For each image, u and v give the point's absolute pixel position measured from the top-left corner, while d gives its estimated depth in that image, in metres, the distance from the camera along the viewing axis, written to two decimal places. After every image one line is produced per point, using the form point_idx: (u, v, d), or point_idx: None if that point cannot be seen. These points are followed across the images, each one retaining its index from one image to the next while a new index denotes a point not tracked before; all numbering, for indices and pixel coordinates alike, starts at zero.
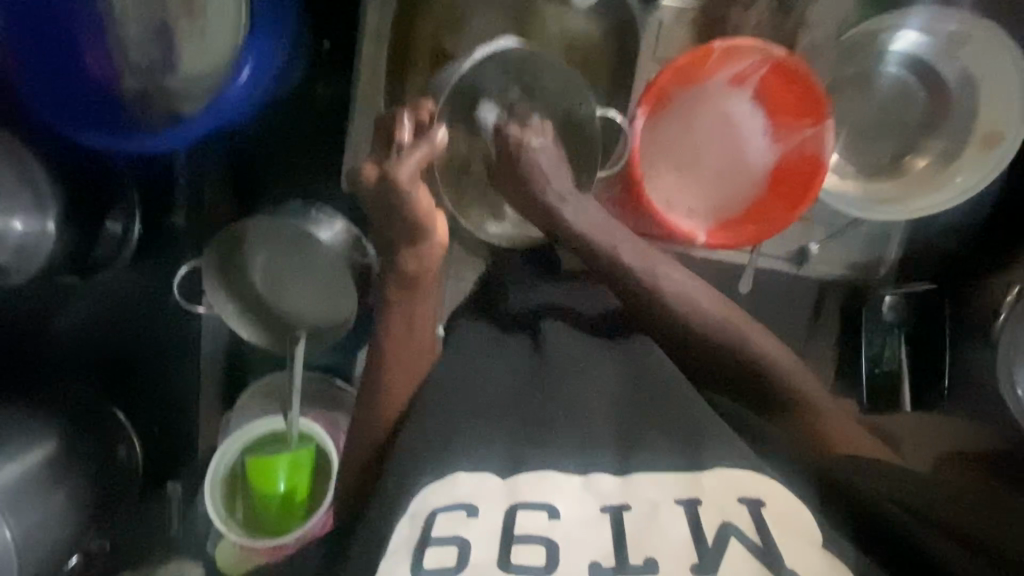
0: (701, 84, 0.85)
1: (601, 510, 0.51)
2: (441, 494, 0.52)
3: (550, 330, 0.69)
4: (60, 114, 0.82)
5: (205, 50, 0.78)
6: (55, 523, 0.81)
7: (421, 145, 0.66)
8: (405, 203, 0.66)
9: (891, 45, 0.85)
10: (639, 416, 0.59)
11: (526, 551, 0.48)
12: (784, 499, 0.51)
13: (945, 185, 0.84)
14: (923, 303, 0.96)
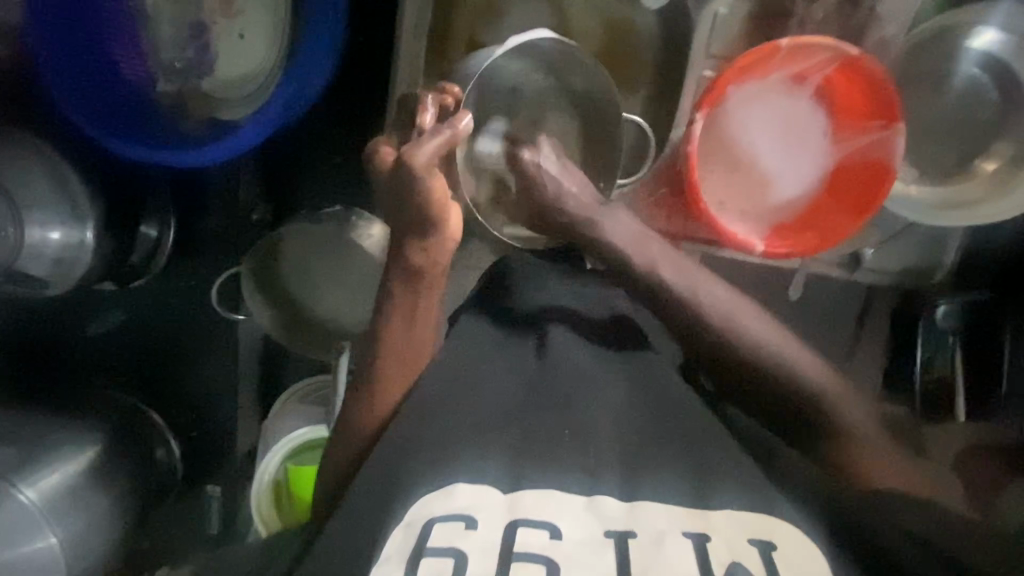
0: (761, 80, 0.80)
1: (604, 535, 0.48)
2: (438, 504, 0.50)
3: (558, 335, 0.64)
4: (92, 118, 0.80)
5: (243, 54, 0.82)
6: (99, 525, 0.85)
7: (443, 129, 0.64)
8: (422, 191, 0.64)
9: (968, 41, 0.79)
10: (652, 433, 0.57)
11: (525, 572, 0.45)
12: (797, 540, 0.49)
13: (1017, 189, 0.79)
14: (981, 314, 0.90)
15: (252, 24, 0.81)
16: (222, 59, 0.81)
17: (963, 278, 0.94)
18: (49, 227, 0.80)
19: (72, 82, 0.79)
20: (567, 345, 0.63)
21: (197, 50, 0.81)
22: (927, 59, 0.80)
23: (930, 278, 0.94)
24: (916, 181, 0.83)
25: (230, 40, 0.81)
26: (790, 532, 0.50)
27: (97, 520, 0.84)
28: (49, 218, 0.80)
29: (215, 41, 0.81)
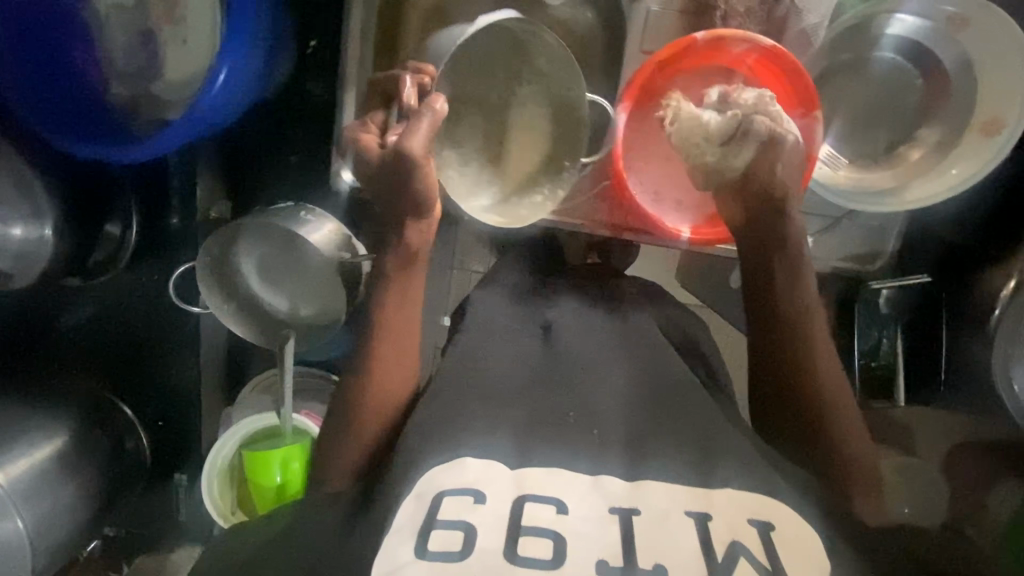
0: (687, 75, 0.85)
1: (609, 511, 0.55)
2: (449, 476, 0.57)
3: (560, 329, 0.75)
4: (51, 124, 0.82)
5: (188, 57, 0.79)
6: (63, 516, 0.88)
7: (426, 113, 0.72)
8: (418, 177, 0.73)
9: (886, 29, 0.84)
10: (646, 420, 0.65)
11: (532, 544, 0.52)
12: (793, 523, 0.55)
13: (939, 177, 0.84)
14: (921, 300, 0.96)
15: (193, 28, 0.77)
16: (169, 64, 0.80)
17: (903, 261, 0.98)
18: (10, 224, 0.80)
19: (30, 79, 0.81)
20: (567, 335, 0.75)
21: (148, 55, 0.80)
22: (852, 49, 0.85)
23: (870, 264, 0.97)
24: (845, 167, 0.88)
25: (177, 47, 0.79)
26: (787, 518, 0.56)
27: (67, 506, 0.88)
28: (9, 214, 0.81)
29: (162, 43, 0.79)
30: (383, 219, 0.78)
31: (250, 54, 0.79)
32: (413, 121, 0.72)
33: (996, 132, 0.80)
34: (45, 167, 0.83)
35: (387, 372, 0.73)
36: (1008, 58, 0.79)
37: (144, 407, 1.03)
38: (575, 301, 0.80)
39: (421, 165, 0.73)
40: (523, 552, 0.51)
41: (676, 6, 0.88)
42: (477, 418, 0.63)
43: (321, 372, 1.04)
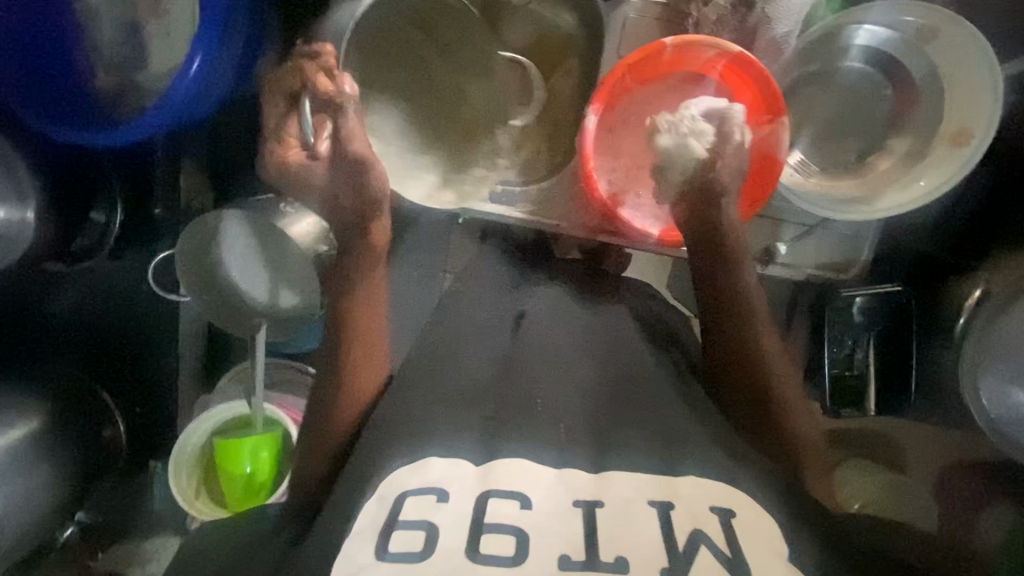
0: (660, 79, 0.87)
1: (573, 504, 0.54)
2: (413, 478, 0.57)
3: (533, 316, 0.76)
4: (35, 108, 0.84)
5: (172, 50, 0.82)
6: (37, 495, 0.89)
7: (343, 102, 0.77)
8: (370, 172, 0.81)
9: (853, 40, 0.85)
10: (611, 413, 0.65)
11: (497, 542, 0.51)
12: (752, 507, 0.56)
13: (907, 187, 0.84)
14: (894, 312, 0.92)
15: (177, 23, 0.82)
16: (154, 57, 0.83)
17: (878, 267, 0.96)
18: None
19: (20, 64, 0.84)
20: (544, 330, 0.74)
21: (134, 46, 0.83)
22: (823, 58, 0.87)
23: (844, 273, 0.97)
24: (817, 173, 0.89)
25: (162, 39, 0.82)
26: (749, 506, 0.56)
27: (41, 487, 0.90)
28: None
29: (148, 39, 0.83)
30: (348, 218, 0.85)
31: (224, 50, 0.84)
32: (338, 118, 0.78)
33: (964, 142, 0.81)
34: (36, 155, 0.88)
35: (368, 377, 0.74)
36: (974, 68, 0.79)
37: (122, 393, 1.05)
38: (554, 292, 0.82)
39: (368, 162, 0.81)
40: (484, 550, 0.50)
41: (652, 13, 0.91)
42: (438, 415, 0.64)
43: (296, 363, 1.05)
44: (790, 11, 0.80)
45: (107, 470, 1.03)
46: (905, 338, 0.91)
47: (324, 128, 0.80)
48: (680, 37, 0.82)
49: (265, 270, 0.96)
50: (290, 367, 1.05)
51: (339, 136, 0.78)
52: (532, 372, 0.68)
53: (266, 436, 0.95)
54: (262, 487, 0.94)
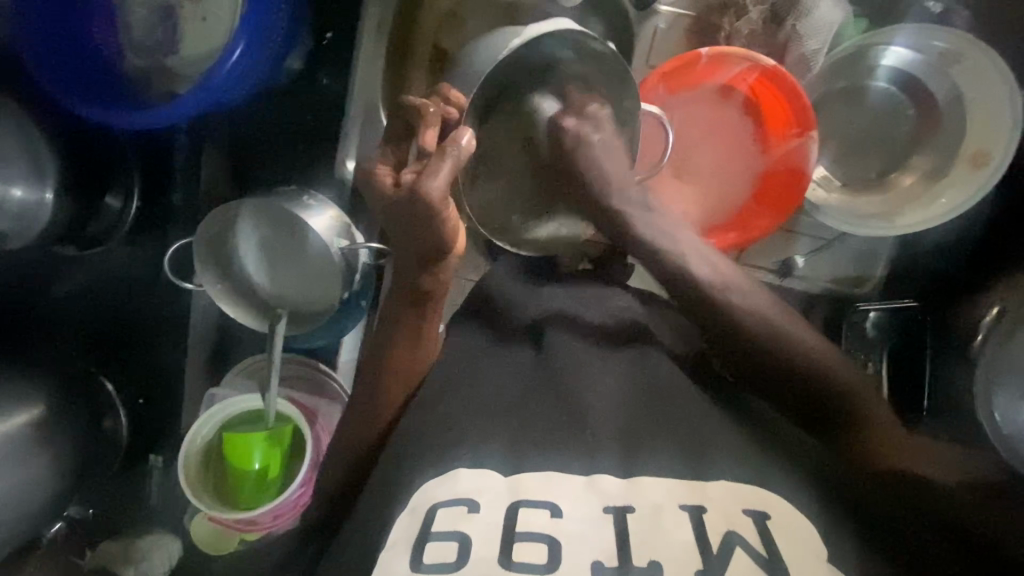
0: (692, 90, 0.88)
1: (603, 510, 0.53)
2: (443, 490, 0.55)
3: (555, 337, 0.69)
4: (60, 82, 0.83)
5: (203, 35, 0.82)
6: (33, 485, 0.86)
7: (448, 153, 0.62)
8: (441, 218, 0.63)
9: (880, 59, 0.88)
10: (645, 415, 0.62)
11: (529, 550, 0.50)
12: (789, 514, 0.54)
13: (928, 205, 0.86)
14: (912, 327, 0.94)
15: (214, 8, 0.81)
16: (185, 42, 0.82)
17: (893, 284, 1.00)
18: (12, 184, 0.81)
19: (50, 39, 0.83)
20: (564, 340, 0.69)
21: (166, 30, 0.82)
22: (850, 75, 0.89)
23: (859, 288, 1.00)
24: (838, 189, 0.91)
25: (196, 23, 0.82)
26: (784, 510, 0.54)
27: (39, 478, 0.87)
28: (12, 176, 0.81)
29: (180, 22, 0.82)
30: (398, 249, 0.68)
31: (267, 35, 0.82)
32: (433, 160, 0.62)
33: (984, 163, 0.83)
34: (52, 127, 0.85)
35: (394, 389, 0.69)
36: (995, 92, 0.82)
37: (127, 382, 1.02)
38: (565, 301, 0.73)
39: (442, 209, 0.62)
40: (519, 558, 0.50)
41: (683, 24, 0.92)
42: (473, 414, 0.62)
43: (309, 359, 1.03)
44: (819, 29, 0.84)
45: (104, 463, 0.99)
46: (920, 355, 0.92)
47: (417, 165, 0.66)
48: (714, 47, 0.84)
49: (284, 263, 0.95)
50: (304, 364, 1.02)
51: (425, 171, 0.62)
52: (572, 374, 0.65)
53: (278, 431, 0.93)
54: (273, 482, 0.93)
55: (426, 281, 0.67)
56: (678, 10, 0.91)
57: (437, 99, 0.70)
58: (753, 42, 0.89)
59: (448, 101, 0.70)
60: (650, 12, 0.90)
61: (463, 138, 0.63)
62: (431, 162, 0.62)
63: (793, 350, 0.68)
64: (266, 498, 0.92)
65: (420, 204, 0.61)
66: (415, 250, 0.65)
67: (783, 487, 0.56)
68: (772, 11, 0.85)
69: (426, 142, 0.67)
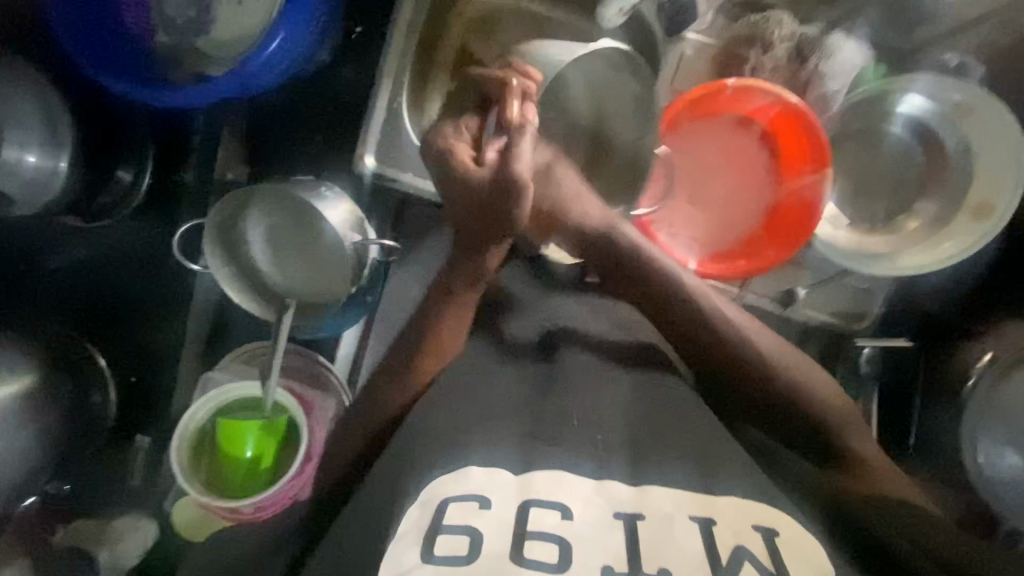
0: (713, 119, 0.90)
1: (613, 516, 0.53)
2: (454, 485, 0.54)
3: (570, 351, 0.69)
4: (90, 57, 0.82)
5: (238, 21, 0.85)
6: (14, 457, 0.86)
7: (524, 135, 0.67)
8: (519, 199, 0.66)
9: (897, 107, 0.91)
10: (654, 429, 0.62)
11: (540, 549, 0.50)
12: (792, 527, 0.55)
13: (933, 248, 0.89)
14: (900, 368, 0.98)
15: None
16: (219, 25, 0.85)
17: (890, 325, 1.01)
18: (26, 150, 0.81)
19: (81, 10, 0.82)
20: (577, 356, 0.69)
21: (200, 11, 0.85)
22: (867, 117, 0.93)
23: (857, 323, 0.99)
24: (847, 227, 0.94)
25: (231, 6, 0.85)
26: (790, 526, 0.55)
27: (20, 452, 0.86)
28: (26, 141, 0.81)
29: (217, 7, 0.85)
30: (463, 233, 0.69)
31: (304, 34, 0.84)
32: (513, 137, 0.67)
33: (986, 215, 0.86)
34: (77, 99, 0.87)
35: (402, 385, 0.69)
36: (1004, 148, 0.85)
37: (119, 360, 0.98)
38: (577, 315, 0.74)
39: (521, 190, 0.66)
40: (530, 556, 0.50)
41: (709, 53, 0.93)
42: (489, 417, 0.61)
43: (306, 352, 1.00)
44: (838, 70, 0.89)
45: (88, 445, 0.95)
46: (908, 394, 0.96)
47: (498, 139, 0.67)
48: (742, 80, 0.86)
49: (293, 252, 0.94)
50: (301, 357, 1.01)
51: (508, 153, 0.66)
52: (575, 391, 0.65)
53: (273, 421, 0.92)
54: (265, 471, 0.91)
55: (489, 262, 0.71)
56: (705, 40, 0.93)
57: (516, 76, 0.72)
58: (775, 77, 0.91)
59: (526, 79, 0.72)
60: (678, 37, 0.91)
61: (533, 115, 0.69)
62: (512, 142, 0.66)
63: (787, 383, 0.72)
64: (256, 487, 0.91)
65: (507, 178, 0.65)
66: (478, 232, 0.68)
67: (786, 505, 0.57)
68: (797, 50, 0.89)
69: (510, 118, 0.68)
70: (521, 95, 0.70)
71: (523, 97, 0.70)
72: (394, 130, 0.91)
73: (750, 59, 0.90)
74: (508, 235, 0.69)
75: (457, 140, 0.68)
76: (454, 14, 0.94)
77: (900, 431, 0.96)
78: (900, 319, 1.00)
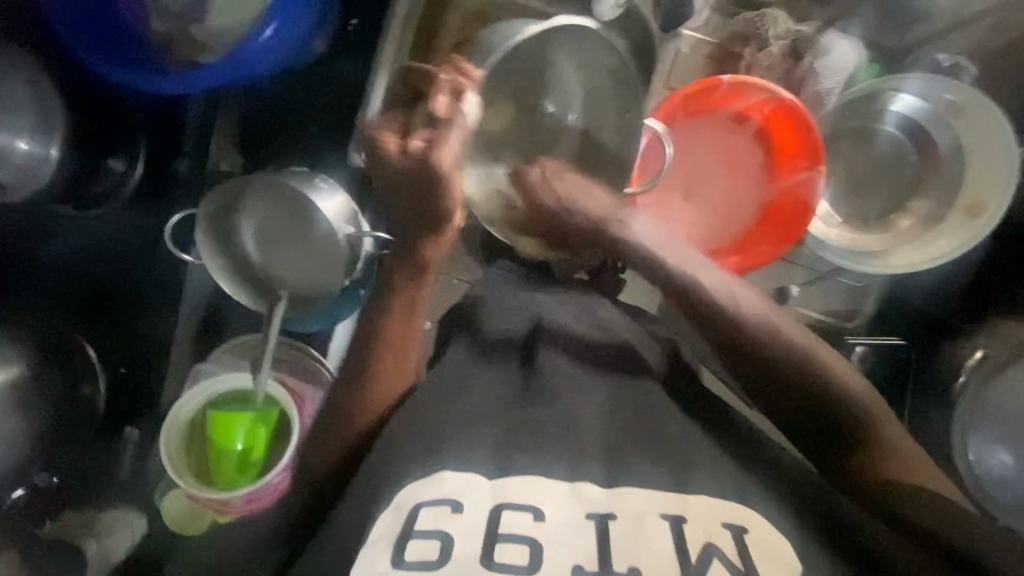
0: (707, 116, 0.91)
1: (586, 517, 0.53)
2: (427, 490, 0.54)
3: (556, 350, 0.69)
4: (86, 43, 0.82)
5: (234, 10, 0.85)
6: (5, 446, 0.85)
7: (456, 126, 0.63)
8: (448, 188, 0.63)
9: (890, 105, 0.91)
10: (635, 429, 0.62)
11: (512, 552, 0.50)
12: (767, 532, 0.54)
13: (924, 248, 0.89)
14: (890, 365, 0.98)
15: None
16: (215, 14, 0.85)
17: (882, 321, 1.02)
18: (19, 136, 0.80)
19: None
20: (560, 353, 0.68)
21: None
22: (862, 116, 0.93)
23: (849, 322, 1.01)
24: (838, 225, 0.94)
25: None
26: (762, 526, 0.54)
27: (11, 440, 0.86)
28: (18, 127, 0.80)
29: None
30: (399, 226, 0.68)
31: (298, 24, 0.84)
32: (440, 129, 0.63)
33: (977, 215, 0.87)
34: (69, 83, 0.85)
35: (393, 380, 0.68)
36: (996, 148, 0.86)
37: (110, 351, 0.98)
38: (555, 310, 0.73)
39: (446, 180, 0.63)
40: (500, 560, 0.50)
41: (704, 50, 0.94)
42: (475, 418, 0.61)
43: (299, 344, 1.00)
44: (833, 69, 0.89)
45: (78, 438, 0.93)
46: (899, 392, 0.97)
47: (427, 132, 0.63)
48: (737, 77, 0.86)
49: (286, 245, 0.94)
50: (294, 350, 1.00)
51: (434, 143, 0.62)
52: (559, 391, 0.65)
53: (262, 415, 0.91)
54: (254, 465, 0.91)
55: (431, 252, 0.68)
56: (699, 37, 0.94)
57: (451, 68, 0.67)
58: (771, 75, 0.92)
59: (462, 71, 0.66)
60: (674, 33, 0.91)
61: (469, 107, 0.63)
62: (439, 136, 0.62)
63: (793, 361, 0.66)
64: (245, 481, 0.90)
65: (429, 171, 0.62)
66: (412, 218, 0.66)
67: (766, 506, 0.56)
68: (792, 47, 0.90)
69: (436, 111, 0.63)
70: (451, 88, 0.64)
71: (459, 89, 0.64)
72: None
73: (745, 57, 0.91)
74: (444, 229, 0.67)
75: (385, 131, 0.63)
76: (451, 7, 0.94)
77: None
78: (891, 316, 1.02)
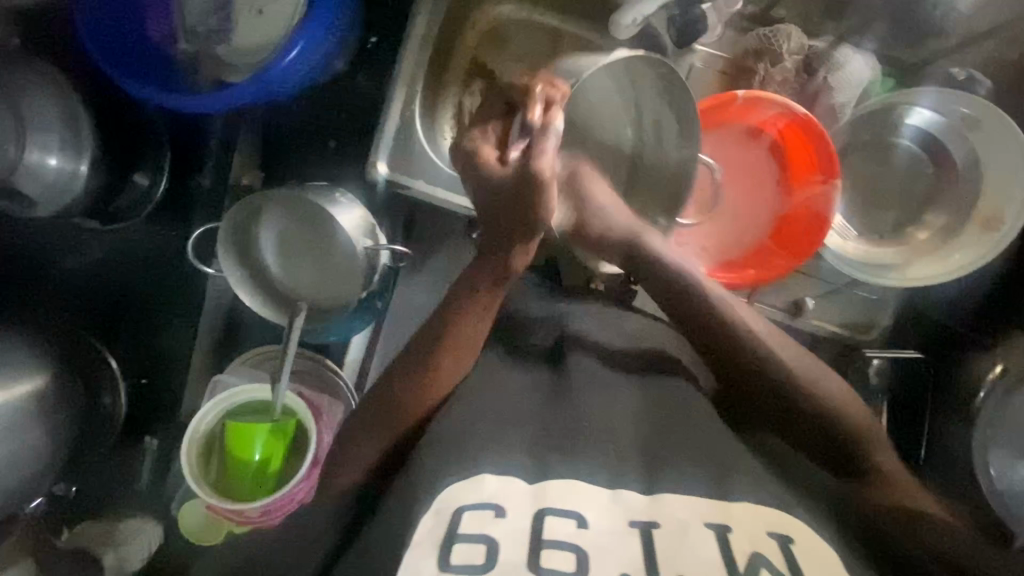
0: (722, 131, 0.92)
1: (628, 524, 0.53)
2: (470, 492, 0.54)
3: (575, 359, 0.69)
4: (112, 63, 0.84)
5: (256, 28, 0.87)
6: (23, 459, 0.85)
7: (552, 137, 0.63)
8: (541, 203, 0.65)
9: (905, 118, 0.92)
10: (663, 435, 0.62)
11: (558, 557, 0.50)
12: (809, 537, 0.54)
13: (942, 261, 0.89)
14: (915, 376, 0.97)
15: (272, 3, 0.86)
16: (239, 32, 0.87)
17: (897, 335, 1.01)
18: (49, 153, 0.82)
19: (104, 22, 0.86)
20: (585, 363, 0.68)
21: (221, 19, 0.87)
22: (876, 129, 0.94)
23: (865, 334, 0.99)
24: (855, 239, 0.94)
25: (251, 15, 0.87)
26: (807, 535, 0.54)
27: (35, 450, 0.86)
28: (49, 143, 0.82)
29: (236, 14, 0.87)
30: (485, 230, 0.69)
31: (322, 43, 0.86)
32: (538, 137, 0.63)
33: (995, 228, 0.87)
34: (94, 97, 0.88)
35: (417, 389, 0.68)
36: (1013, 161, 0.86)
37: (130, 361, 0.99)
38: (585, 323, 0.73)
39: (542, 197, 0.64)
40: (547, 564, 0.49)
41: (718, 65, 0.94)
42: (501, 421, 0.61)
43: (316, 355, 1.01)
44: (848, 84, 0.90)
45: (98, 446, 0.94)
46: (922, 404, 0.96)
47: (522, 141, 0.65)
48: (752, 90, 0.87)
49: (304, 258, 0.95)
50: (311, 360, 1.00)
51: (532, 152, 0.63)
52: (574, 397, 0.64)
53: (283, 425, 0.92)
54: (272, 476, 0.92)
55: (516, 261, 0.70)
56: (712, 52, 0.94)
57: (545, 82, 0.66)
58: (785, 89, 0.92)
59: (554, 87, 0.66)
60: (689, 48, 0.92)
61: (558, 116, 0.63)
62: (536, 141, 0.63)
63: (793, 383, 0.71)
64: (262, 493, 0.90)
65: (530, 184, 0.63)
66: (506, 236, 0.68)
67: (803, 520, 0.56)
68: (805, 62, 0.91)
69: (531, 120, 0.63)
70: (545, 98, 0.64)
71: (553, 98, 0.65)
72: (407, 137, 0.92)
73: (759, 71, 0.92)
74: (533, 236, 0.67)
75: (484, 145, 0.65)
76: (468, 23, 0.96)
77: (911, 443, 0.95)
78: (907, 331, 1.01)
